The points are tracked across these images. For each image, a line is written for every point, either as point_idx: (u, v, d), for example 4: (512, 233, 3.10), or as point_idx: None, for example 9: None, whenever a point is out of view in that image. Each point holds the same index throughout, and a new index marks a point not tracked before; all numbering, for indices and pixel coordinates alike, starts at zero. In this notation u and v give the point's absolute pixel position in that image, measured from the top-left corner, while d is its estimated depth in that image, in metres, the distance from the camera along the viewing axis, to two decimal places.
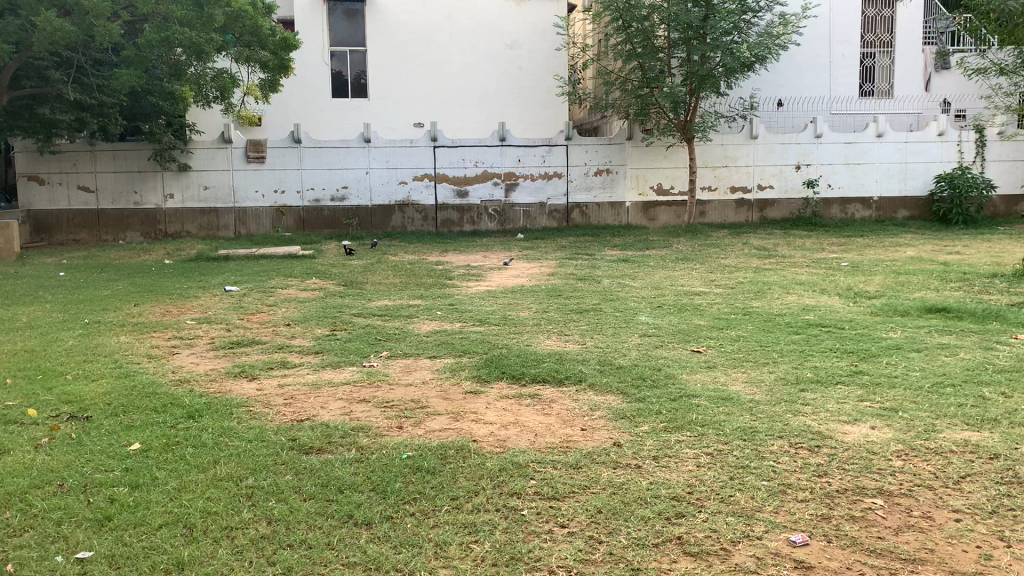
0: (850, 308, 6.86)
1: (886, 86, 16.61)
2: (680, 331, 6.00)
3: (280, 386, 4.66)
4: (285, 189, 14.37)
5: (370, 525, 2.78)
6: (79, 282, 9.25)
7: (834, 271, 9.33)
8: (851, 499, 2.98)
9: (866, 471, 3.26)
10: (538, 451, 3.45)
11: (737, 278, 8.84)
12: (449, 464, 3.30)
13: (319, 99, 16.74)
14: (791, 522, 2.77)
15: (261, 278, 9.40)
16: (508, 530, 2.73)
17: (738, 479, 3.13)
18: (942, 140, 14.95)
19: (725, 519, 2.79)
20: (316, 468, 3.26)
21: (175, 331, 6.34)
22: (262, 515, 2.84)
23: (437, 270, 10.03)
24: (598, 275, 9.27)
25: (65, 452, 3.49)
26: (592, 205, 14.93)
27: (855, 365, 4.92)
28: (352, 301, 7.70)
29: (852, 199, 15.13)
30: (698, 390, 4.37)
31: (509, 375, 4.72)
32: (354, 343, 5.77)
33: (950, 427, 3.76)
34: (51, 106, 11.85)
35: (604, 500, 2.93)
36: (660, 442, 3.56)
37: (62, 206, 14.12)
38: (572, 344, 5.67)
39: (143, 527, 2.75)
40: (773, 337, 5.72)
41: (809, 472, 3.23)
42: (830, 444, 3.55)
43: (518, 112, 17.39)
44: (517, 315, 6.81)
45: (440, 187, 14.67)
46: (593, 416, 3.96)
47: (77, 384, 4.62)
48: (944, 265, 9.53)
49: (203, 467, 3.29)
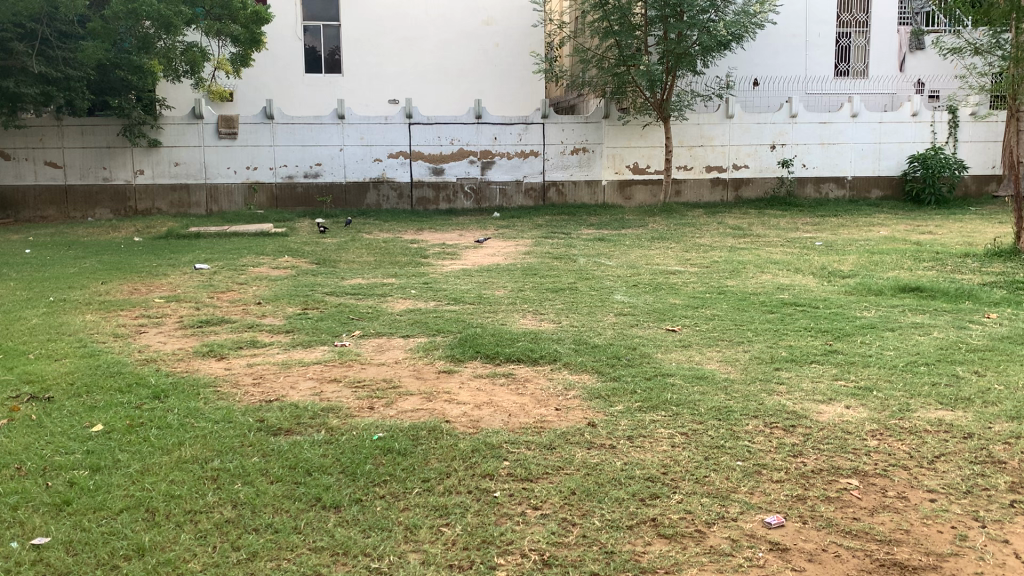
0: (825, 287, 6.86)
1: (862, 66, 16.64)
2: (656, 310, 5.97)
3: (249, 366, 4.57)
4: (258, 166, 14.17)
5: (339, 508, 2.72)
6: (44, 260, 9.05)
7: (809, 250, 9.35)
8: (827, 480, 2.95)
9: (841, 451, 3.24)
10: (512, 432, 3.40)
11: (712, 257, 8.82)
12: (420, 444, 3.24)
13: (292, 74, 16.50)
14: (767, 503, 2.74)
15: (232, 256, 9.25)
16: (479, 512, 2.68)
17: (712, 460, 3.10)
18: (917, 121, 15.02)
19: (699, 500, 2.76)
20: (284, 450, 3.19)
21: (142, 309, 6.22)
22: (227, 499, 2.76)
23: (411, 248, 9.92)
24: (574, 254, 9.21)
25: (25, 434, 3.39)
26: (568, 184, 14.86)
27: (830, 344, 4.90)
28: (325, 280, 7.59)
29: (827, 179, 15.17)
30: (674, 369, 4.34)
31: (483, 355, 4.66)
32: (326, 323, 5.68)
33: (924, 406, 3.75)
34: (15, 80, 11.48)
35: (578, 482, 2.89)
36: (635, 422, 3.52)
37: (28, 181, 13.82)
38: (547, 323, 5.62)
39: (103, 512, 2.67)
40: (748, 316, 5.70)
41: (783, 452, 3.20)
42: (805, 424, 3.53)
43: (494, 89, 17.24)
44: (492, 294, 6.74)
45: (415, 164, 14.52)
46: (567, 396, 3.91)
47: (39, 364, 4.50)
48: (917, 244, 9.59)
49: (166, 449, 3.20)
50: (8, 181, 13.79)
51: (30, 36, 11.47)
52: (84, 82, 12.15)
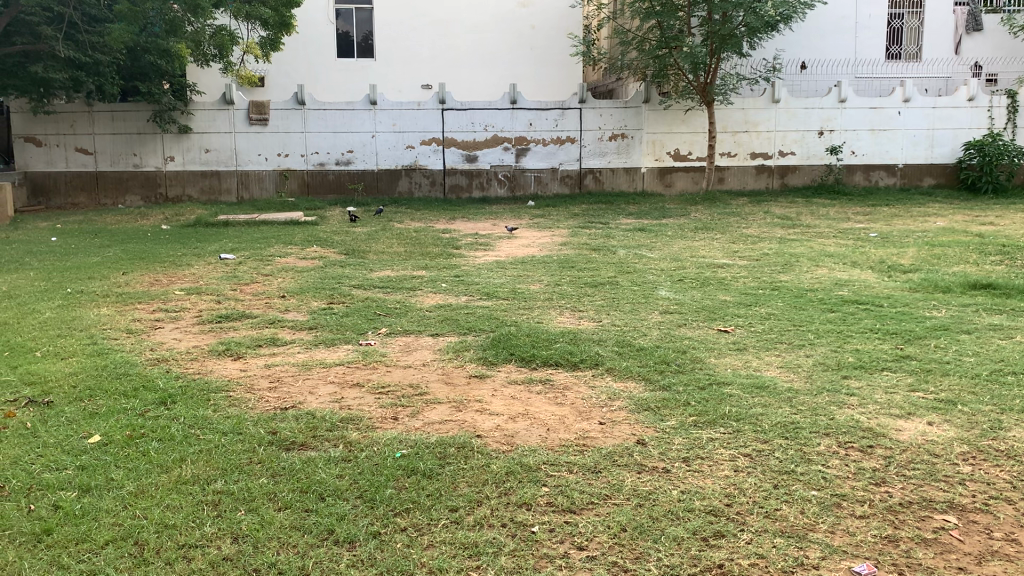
0: (887, 283, 6.38)
1: (914, 50, 15.94)
2: (705, 308, 5.53)
3: (266, 367, 4.23)
4: (289, 153, 13.89)
5: (353, 543, 2.36)
6: (70, 248, 8.84)
7: (863, 241, 8.86)
8: (920, 516, 2.52)
9: (931, 479, 2.81)
10: (551, 451, 3.01)
11: (761, 248, 8.39)
12: (447, 465, 2.87)
13: (325, 60, 16.20)
14: (854, 547, 2.33)
15: (259, 245, 8.98)
16: (514, 553, 2.31)
17: (783, 489, 2.70)
18: (972, 106, 14.33)
19: (772, 540, 2.37)
20: (296, 468, 2.84)
21: (161, 302, 5.92)
22: (227, 530, 2.42)
23: (443, 238, 9.58)
24: (614, 245, 8.80)
25: (16, 444, 3.09)
26: (606, 171, 14.41)
27: (901, 348, 4.44)
28: (354, 271, 7.26)
29: (876, 166, 14.55)
30: (730, 376, 3.92)
31: (518, 358, 4.27)
32: (352, 319, 5.33)
33: (1020, 425, 3.30)
34: (44, 65, 11.24)
35: (629, 515, 2.50)
36: (690, 440, 3.12)
37: (59, 168, 13.68)
38: (587, 322, 5.22)
39: (86, 545, 2.34)
40: (806, 315, 5.26)
41: (864, 480, 2.78)
42: (885, 445, 3.11)
43: (530, 73, 16.81)
44: (527, 288, 6.36)
45: (448, 151, 14.17)
46: (612, 407, 3.52)
47: (44, 363, 4.20)
48: (979, 237, 9.02)
49: (166, 467, 2.86)
50: (39, 168, 13.66)
51: (59, 20, 11.25)
52: (114, 67, 11.91)
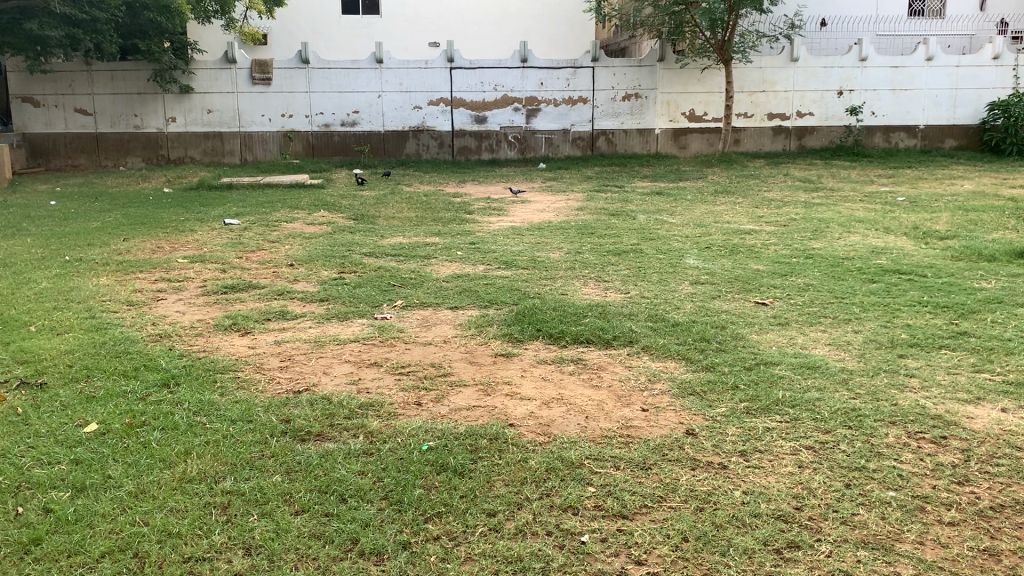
0: (926, 251, 6.07)
1: (938, 6, 15.44)
2: (738, 279, 5.20)
3: (277, 344, 3.94)
4: (294, 113, 13.49)
5: (381, 556, 2.09)
6: (69, 213, 8.50)
7: (892, 206, 8.51)
8: (1017, 523, 2.25)
9: (1019, 477, 2.52)
10: (593, 443, 2.73)
11: (787, 213, 8.05)
12: (480, 460, 2.59)
13: (329, 17, 15.73)
14: (949, 563, 2.06)
15: (264, 209, 8.69)
16: (564, 570, 2.03)
17: (857, 488, 2.42)
18: (997, 64, 13.86)
19: (856, 553, 2.10)
20: (313, 463, 2.57)
21: (163, 272, 5.60)
22: (239, 540, 2.15)
23: (455, 202, 9.24)
24: (632, 210, 8.45)
25: (5, 434, 2.81)
26: (619, 132, 14.02)
27: (956, 323, 4.14)
28: (363, 238, 6.94)
29: (897, 127, 14.11)
30: (777, 356, 3.63)
31: (546, 335, 3.97)
32: (366, 290, 5.02)
33: None
34: (40, 22, 10.85)
35: (690, 523, 2.23)
36: (745, 430, 2.84)
37: (58, 129, 13.32)
38: (613, 293, 4.91)
39: (79, 558, 2.07)
40: (847, 287, 4.94)
41: (945, 478, 2.50)
42: (959, 435, 2.82)
43: (541, 30, 16.32)
44: (546, 257, 6.04)
45: (456, 111, 13.75)
46: (653, 391, 3.23)
47: (39, 339, 3.91)
48: (1012, 200, 8.65)
49: (169, 462, 2.58)
50: (39, 129, 13.31)
51: None
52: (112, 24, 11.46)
